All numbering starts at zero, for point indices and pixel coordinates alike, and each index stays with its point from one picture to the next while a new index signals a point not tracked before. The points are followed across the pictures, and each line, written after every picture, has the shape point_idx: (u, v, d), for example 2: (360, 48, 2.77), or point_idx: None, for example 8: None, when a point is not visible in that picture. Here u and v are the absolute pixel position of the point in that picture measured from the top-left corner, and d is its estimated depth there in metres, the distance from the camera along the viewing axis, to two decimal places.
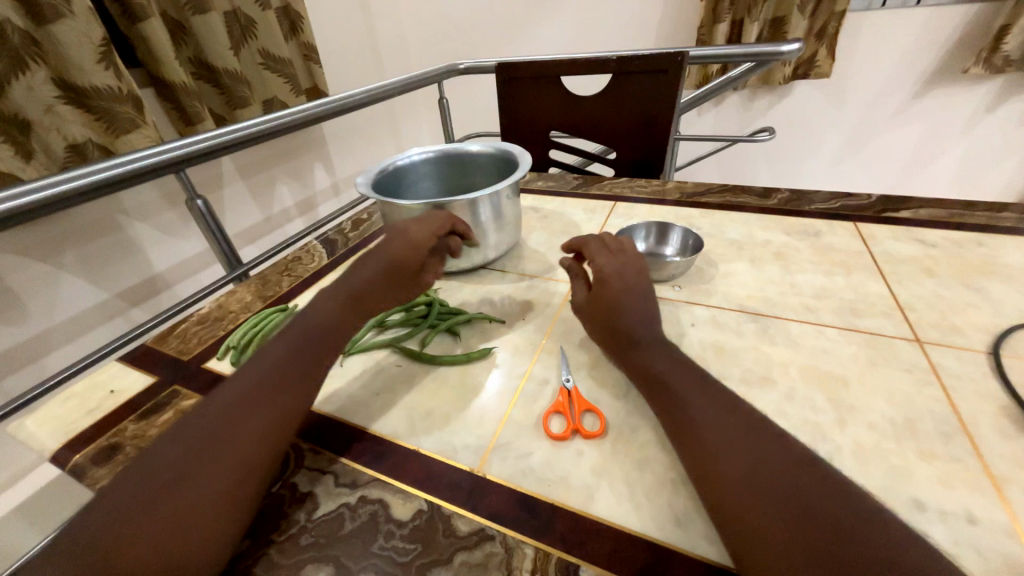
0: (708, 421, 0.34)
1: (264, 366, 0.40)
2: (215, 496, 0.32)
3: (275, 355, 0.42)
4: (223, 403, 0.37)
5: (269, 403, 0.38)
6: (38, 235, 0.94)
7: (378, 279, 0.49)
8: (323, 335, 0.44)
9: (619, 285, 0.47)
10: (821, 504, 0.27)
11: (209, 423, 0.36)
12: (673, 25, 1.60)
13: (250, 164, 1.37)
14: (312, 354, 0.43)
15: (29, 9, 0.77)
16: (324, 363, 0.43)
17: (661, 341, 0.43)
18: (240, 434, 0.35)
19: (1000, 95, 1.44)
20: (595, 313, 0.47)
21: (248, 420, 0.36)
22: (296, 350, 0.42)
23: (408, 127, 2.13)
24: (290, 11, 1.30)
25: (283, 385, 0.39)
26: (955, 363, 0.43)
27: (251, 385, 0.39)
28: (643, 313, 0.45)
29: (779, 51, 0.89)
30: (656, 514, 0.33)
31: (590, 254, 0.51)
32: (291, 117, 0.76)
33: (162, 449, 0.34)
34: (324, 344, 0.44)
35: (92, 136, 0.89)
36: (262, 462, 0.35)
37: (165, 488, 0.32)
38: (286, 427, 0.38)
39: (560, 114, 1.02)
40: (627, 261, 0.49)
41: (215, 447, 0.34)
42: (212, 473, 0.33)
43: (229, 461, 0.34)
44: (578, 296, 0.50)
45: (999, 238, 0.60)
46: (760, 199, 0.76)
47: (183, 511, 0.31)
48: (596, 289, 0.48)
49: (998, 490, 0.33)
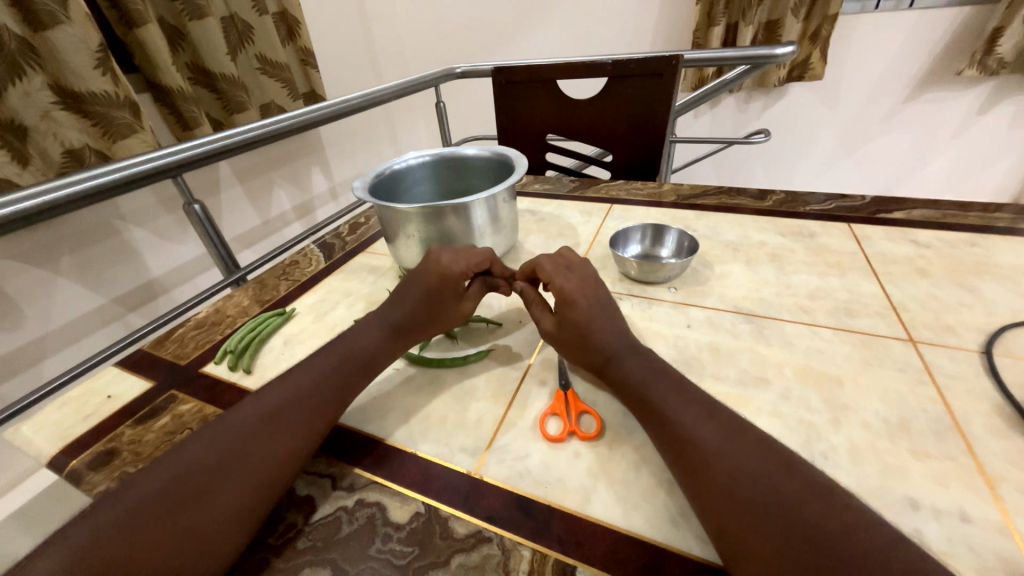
0: (704, 421, 0.34)
1: (300, 382, 0.42)
2: (234, 508, 0.33)
3: (309, 374, 0.43)
4: (252, 414, 0.38)
5: (295, 418, 0.39)
6: (34, 240, 0.94)
7: (420, 305, 0.49)
8: (358, 359, 0.45)
9: (588, 305, 0.45)
10: (814, 506, 0.28)
11: (238, 432, 0.37)
12: (669, 28, 1.62)
13: (248, 169, 1.38)
14: (339, 375, 0.43)
15: (26, 16, 0.77)
16: (350, 378, 0.44)
17: (633, 350, 0.43)
18: (267, 449, 0.36)
19: (992, 97, 1.46)
20: (565, 338, 0.45)
21: (273, 433, 0.37)
22: (325, 369, 0.43)
23: (405, 131, 2.13)
24: (287, 16, 1.31)
25: (312, 401, 0.40)
26: (948, 362, 0.43)
27: (282, 399, 0.40)
28: (612, 329, 0.44)
29: (773, 54, 0.89)
30: (651, 515, 0.33)
31: (547, 274, 0.48)
32: (288, 121, 0.76)
33: (191, 451, 0.35)
34: (355, 367, 0.45)
35: (89, 142, 0.90)
36: (281, 482, 0.36)
37: (188, 491, 0.32)
38: (306, 444, 0.38)
39: (555, 117, 1.03)
40: (583, 276, 0.48)
41: (237, 456, 0.35)
42: (231, 484, 0.33)
43: (250, 472, 0.34)
44: (544, 321, 0.47)
45: (991, 238, 0.60)
46: (755, 200, 0.77)
47: (199, 518, 0.31)
48: (562, 312, 0.45)
49: (991, 488, 0.33)
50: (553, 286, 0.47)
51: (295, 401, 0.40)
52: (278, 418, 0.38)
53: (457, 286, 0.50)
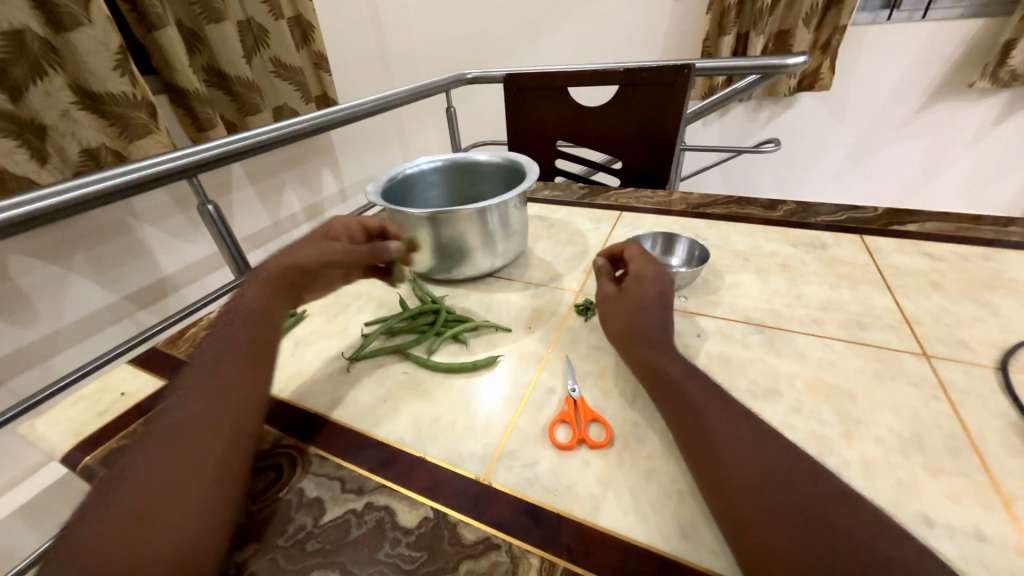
0: (724, 428, 0.35)
1: (214, 363, 0.41)
2: (205, 490, 0.32)
3: (220, 354, 0.41)
4: (179, 409, 0.37)
5: (225, 401, 0.38)
6: (48, 237, 0.95)
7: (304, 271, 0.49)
8: (256, 324, 0.44)
9: (654, 289, 0.48)
10: (830, 517, 0.28)
11: (173, 428, 0.35)
12: (679, 37, 1.63)
13: (260, 171, 1.39)
14: (254, 342, 0.43)
15: (49, 18, 0.79)
16: (265, 343, 0.44)
17: (671, 347, 0.44)
18: (209, 431, 0.35)
19: (1006, 109, 1.44)
20: (619, 305, 0.48)
21: (209, 416, 0.36)
22: (230, 347, 0.42)
23: (415, 135, 2.15)
24: (302, 21, 1.33)
25: (233, 379, 0.40)
26: (963, 377, 0.43)
27: (203, 384, 0.39)
28: (664, 316, 0.47)
29: (784, 64, 0.89)
30: (661, 525, 0.33)
31: (630, 257, 0.52)
32: (303, 124, 0.77)
33: (128, 468, 0.33)
34: (259, 331, 0.44)
35: (106, 141, 0.91)
36: (238, 453, 0.36)
37: (147, 492, 0.31)
38: (250, 415, 0.38)
39: (565, 124, 1.03)
40: (662, 267, 0.51)
41: (182, 450, 0.34)
42: (187, 474, 0.32)
43: (205, 455, 0.34)
44: (605, 288, 0.51)
45: (1005, 252, 0.60)
46: (765, 210, 0.77)
47: (175, 509, 0.30)
48: (627, 285, 0.50)
49: (1006, 507, 0.32)
50: (632, 265, 0.51)
51: (218, 386, 0.39)
52: (209, 401, 0.37)
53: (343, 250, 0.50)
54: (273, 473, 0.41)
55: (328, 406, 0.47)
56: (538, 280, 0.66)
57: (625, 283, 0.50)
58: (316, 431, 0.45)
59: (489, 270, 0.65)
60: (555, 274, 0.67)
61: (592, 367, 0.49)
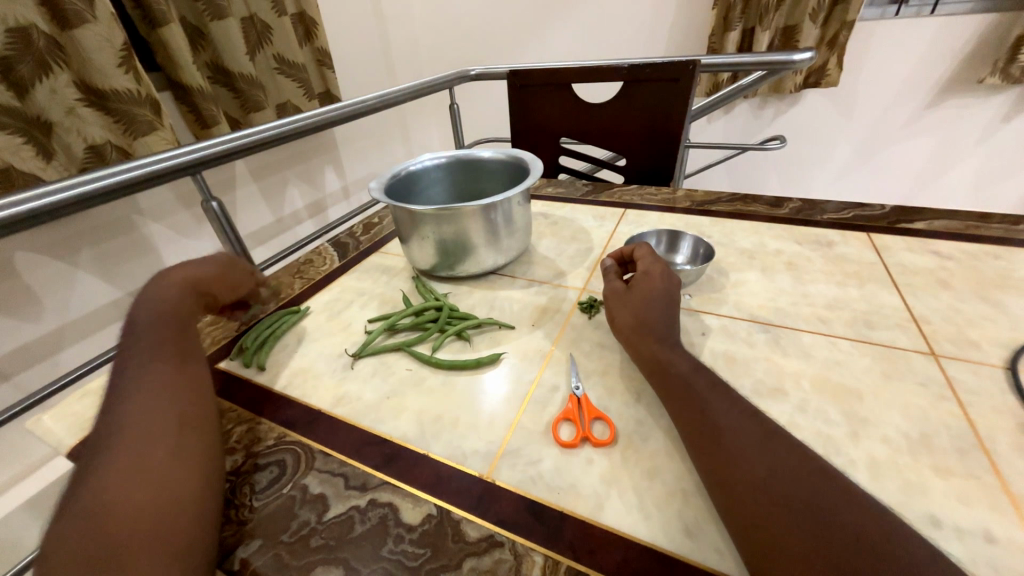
0: (732, 426, 0.34)
1: (144, 361, 0.41)
2: (180, 469, 0.34)
3: (146, 353, 0.42)
4: (127, 404, 0.37)
5: (168, 395, 0.39)
6: (54, 234, 0.96)
7: (209, 276, 0.52)
8: (172, 322, 0.46)
9: (663, 286, 0.48)
10: (838, 516, 0.27)
11: (130, 420, 0.36)
12: (684, 33, 1.61)
13: (263, 168, 1.40)
14: (172, 343, 0.44)
15: (54, 15, 0.79)
16: (183, 343, 0.45)
17: (677, 345, 0.44)
18: (163, 419, 0.37)
19: (1016, 106, 1.42)
20: (628, 302, 0.48)
21: (160, 406, 0.38)
22: (154, 345, 0.43)
23: (418, 132, 2.14)
24: (305, 17, 1.32)
25: (167, 375, 0.41)
26: (971, 377, 0.42)
27: (141, 380, 0.39)
28: (670, 314, 0.47)
29: (791, 60, 0.88)
30: (665, 524, 0.33)
31: (639, 256, 0.53)
32: (305, 121, 0.77)
33: (87, 467, 0.33)
34: (178, 329, 0.45)
35: (110, 138, 0.92)
36: (197, 436, 0.38)
37: (127, 475, 0.32)
38: (195, 404, 0.40)
39: (569, 120, 1.03)
40: (670, 267, 0.51)
41: (142, 440, 0.34)
42: (157, 460, 0.34)
43: (169, 439, 0.35)
44: (614, 285, 0.51)
45: (1015, 250, 0.59)
46: (771, 207, 0.76)
47: (158, 487, 0.32)
48: (637, 283, 0.50)
49: (1016, 508, 0.32)
50: (641, 263, 0.52)
51: (159, 382, 0.40)
52: (154, 394, 0.38)
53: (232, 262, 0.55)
54: (275, 468, 0.41)
55: (332, 403, 0.47)
56: (542, 277, 0.66)
57: (633, 280, 0.51)
58: (321, 428, 0.45)
59: (492, 267, 0.65)
60: (559, 271, 0.66)
61: (596, 364, 0.49)
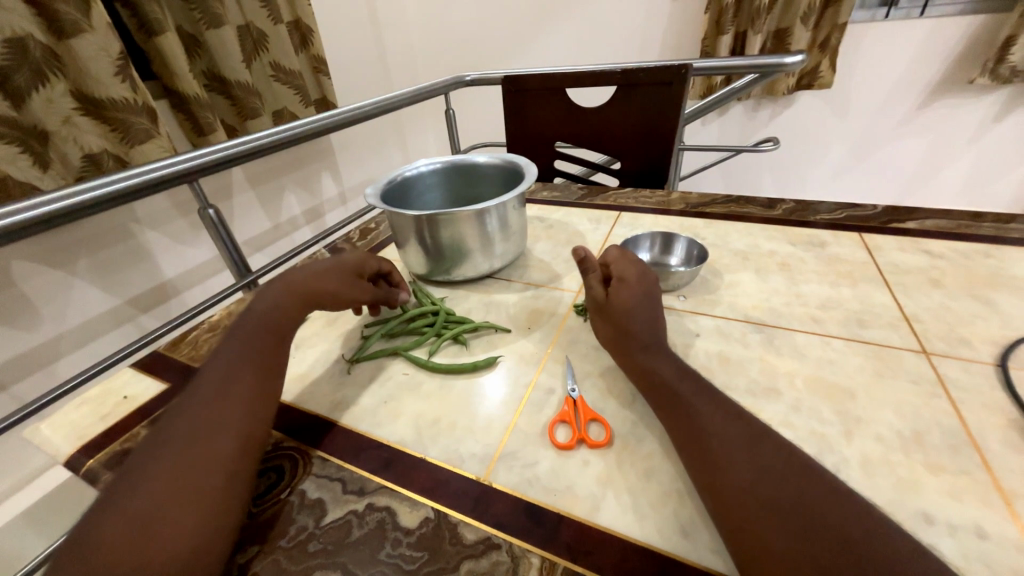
0: (725, 426, 0.35)
1: (229, 359, 0.41)
2: (220, 489, 0.33)
3: (234, 352, 0.42)
4: (198, 401, 0.37)
5: (242, 399, 0.38)
6: (51, 243, 0.96)
7: (326, 288, 0.50)
8: (273, 329, 0.45)
9: (638, 290, 0.48)
10: (827, 512, 0.28)
11: (197, 420, 0.36)
12: (678, 37, 1.63)
13: (260, 174, 1.40)
14: (262, 347, 0.43)
15: (51, 26, 0.79)
16: (272, 349, 0.44)
17: (667, 347, 0.44)
18: (228, 428, 0.36)
19: (1006, 106, 1.44)
20: (611, 309, 0.48)
21: (227, 411, 0.37)
22: (247, 347, 0.42)
23: (414, 137, 2.15)
24: (301, 25, 1.33)
25: (252, 381, 0.40)
26: (963, 375, 0.43)
27: (220, 379, 0.39)
28: (653, 317, 0.47)
29: (783, 63, 0.89)
30: (661, 524, 0.33)
31: (611, 259, 0.52)
32: (301, 128, 0.77)
33: (150, 456, 0.33)
34: (274, 334, 0.45)
35: (108, 147, 0.92)
36: (250, 455, 0.36)
37: (170, 486, 0.31)
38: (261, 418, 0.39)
39: (564, 125, 1.04)
40: (644, 268, 0.51)
41: (201, 448, 0.34)
42: (204, 473, 0.33)
43: (223, 452, 0.34)
44: (595, 291, 0.50)
45: (1005, 249, 0.60)
46: (765, 209, 0.77)
47: (194, 506, 0.31)
48: (615, 288, 0.49)
49: (1007, 505, 0.32)
50: (614, 268, 0.51)
51: (232, 385, 0.39)
52: (225, 397, 0.38)
53: (358, 283, 0.53)
54: (274, 475, 0.41)
55: (330, 408, 0.47)
56: (538, 280, 0.66)
57: (612, 286, 0.50)
58: (318, 433, 0.45)
59: (488, 271, 0.65)
60: (555, 274, 0.67)
61: (592, 367, 0.49)
